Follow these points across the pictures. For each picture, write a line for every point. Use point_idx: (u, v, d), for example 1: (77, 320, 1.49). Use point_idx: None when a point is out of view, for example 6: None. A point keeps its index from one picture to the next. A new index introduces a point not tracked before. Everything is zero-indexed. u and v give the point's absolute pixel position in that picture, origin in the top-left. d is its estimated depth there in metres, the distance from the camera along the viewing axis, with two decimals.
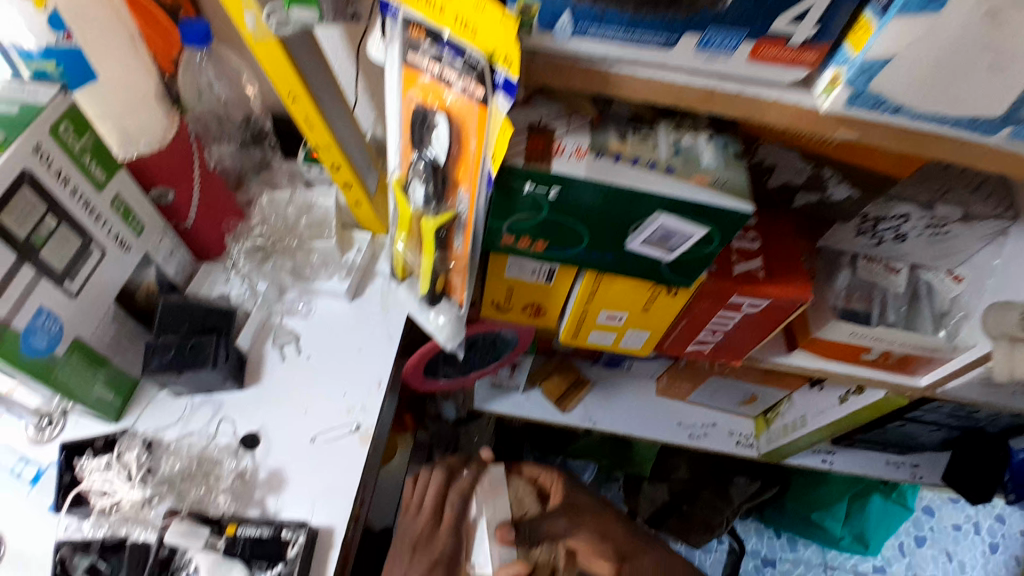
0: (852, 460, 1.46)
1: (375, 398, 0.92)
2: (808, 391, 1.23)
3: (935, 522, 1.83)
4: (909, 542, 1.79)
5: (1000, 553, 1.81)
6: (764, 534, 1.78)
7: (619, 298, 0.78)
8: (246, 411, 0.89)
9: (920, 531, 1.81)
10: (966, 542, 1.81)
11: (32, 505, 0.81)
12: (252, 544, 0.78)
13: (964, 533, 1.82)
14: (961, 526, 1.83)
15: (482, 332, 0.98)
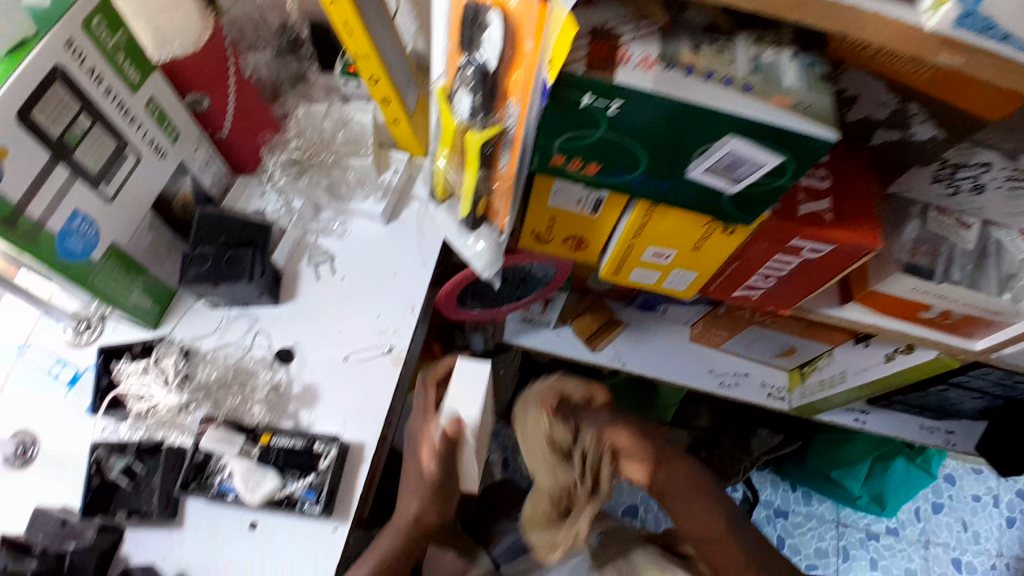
0: (884, 422, 1.41)
1: (408, 322, 0.90)
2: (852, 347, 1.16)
3: (954, 491, 1.79)
4: (925, 507, 1.77)
5: (1018, 527, 1.78)
6: (779, 486, 1.77)
7: (669, 234, 0.73)
8: (281, 326, 0.89)
9: (938, 499, 1.78)
10: (983, 514, 1.78)
11: (69, 407, 0.84)
12: (285, 454, 0.79)
13: (983, 505, 1.79)
14: (980, 497, 1.80)
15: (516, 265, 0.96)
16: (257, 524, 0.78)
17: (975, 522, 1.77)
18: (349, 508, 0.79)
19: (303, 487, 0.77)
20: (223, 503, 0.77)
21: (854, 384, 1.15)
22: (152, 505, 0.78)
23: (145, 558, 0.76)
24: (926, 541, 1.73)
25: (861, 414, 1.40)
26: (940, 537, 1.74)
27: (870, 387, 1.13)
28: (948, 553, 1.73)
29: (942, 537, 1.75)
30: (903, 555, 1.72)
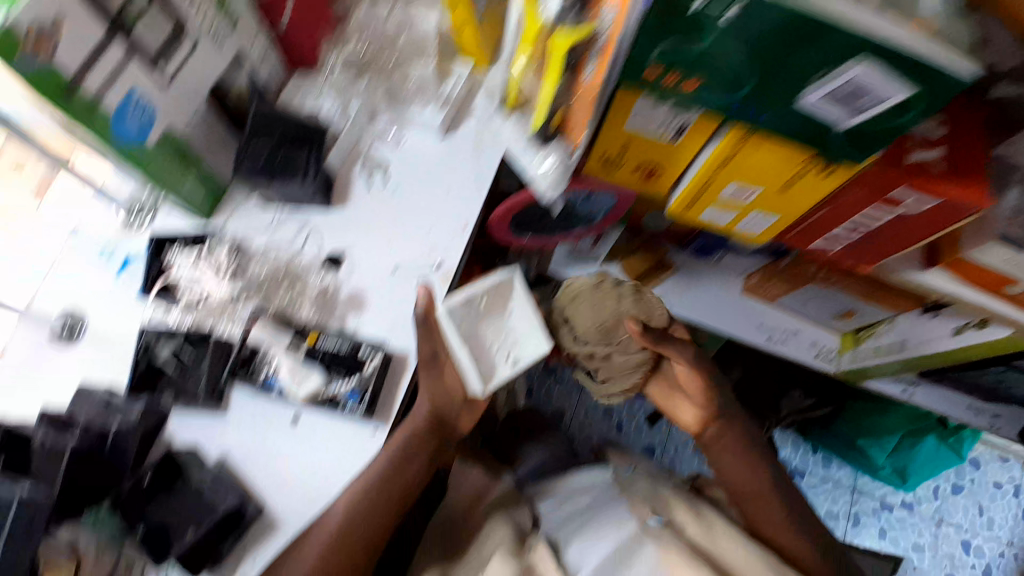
0: (933, 396, 1.32)
1: (460, 240, 0.87)
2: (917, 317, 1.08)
3: (978, 476, 1.73)
4: (944, 487, 1.71)
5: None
6: (799, 448, 1.69)
7: (757, 170, 0.67)
8: (333, 229, 0.87)
9: (960, 481, 1.72)
10: (1003, 500, 1.72)
11: (119, 291, 0.84)
12: (331, 356, 0.79)
13: (1003, 493, 1.73)
14: (1002, 485, 1.73)
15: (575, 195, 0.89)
16: (299, 419, 0.79)
17: (993, 507, 1.72)
18: (389, 413, 0.80)
19: (348, 389, 0.78)
20: (268, 397, 0.79)
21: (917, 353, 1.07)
22: (199, 390, 0.78)
23: (191, 440, 0.78)
24: (938, 519, 1.69)
25: (909, 386, 1.30)
26: (954, 518, 1.70)
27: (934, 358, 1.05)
28: (959, 535, 1.69)
29: (956, 518, 1.70)
30: (914, 531, 1.68)
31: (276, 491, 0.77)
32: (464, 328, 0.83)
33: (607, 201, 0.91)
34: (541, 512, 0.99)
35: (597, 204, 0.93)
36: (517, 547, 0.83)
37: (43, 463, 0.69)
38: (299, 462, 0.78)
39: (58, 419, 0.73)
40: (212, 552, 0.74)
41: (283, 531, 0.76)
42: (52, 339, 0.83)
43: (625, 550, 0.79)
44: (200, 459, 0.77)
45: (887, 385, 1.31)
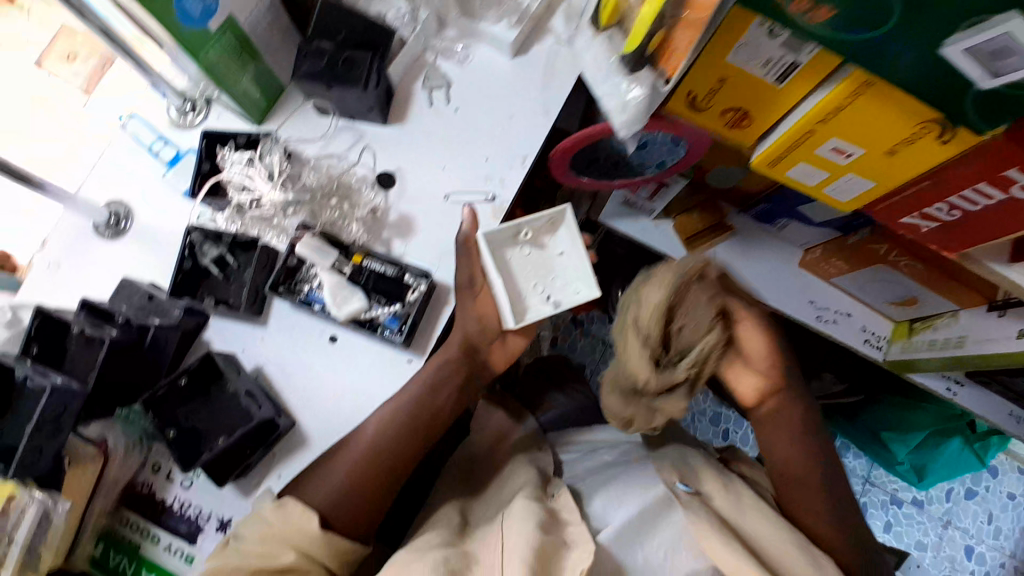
0: (977, 399, 1.14)
1: (517, 173, 0.82)
2: (982, 314, 0.95)
3: (995, 484, 1.49)
4: (959, 489, 1.48)
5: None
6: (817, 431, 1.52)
7: (863, 127, 0.61)
8: (389, 147, 0.82)
9: (976, 485, 1.48)
10: (1004, 514, 1.47)
11: (166, 186, 0.82)
12: (376, 278, 0.78)
13: (1014, 505, 1.48)
14: (1012, 496, 1.48)
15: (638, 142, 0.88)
16: (337, 339, 0.77)
17: (998, 517, 1.48)
18: (427, 344, 0.78)
19: (387, 314, 0.76)
20: (309, 312, 0.77)
21: (975, 354, 0.94)
22: (240, 298, 0.77)
23: (228, 347, 0.78)
24: (947, 522, 1.47)
25: (954, 384, 1.14)
26: (962, 523, 1.47)
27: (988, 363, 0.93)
28: (964, 540, 1.47)
29: (964, 523, 1.47)
30: (919, 529, 1.47)
31: (309, 407, 0.76)
32: (501, 257, 0.78)
33: (668, 147, 0.88)
34: (562, 462, 0.98)
35: (657, 152, 0.90)
36: (541, 493, 0.82)
37: (80, 349, 0.71)
38: (333, 382, 0.77)
39: (99, 308, 0.73)
40: (242, 460, 0.73)
41: (313, 447, 0.76)
42: (98, 231, 0.81)
43: (652, 512, 0.76)
44: (236, 365, 0.76)
45: (930, 379, 1.14)
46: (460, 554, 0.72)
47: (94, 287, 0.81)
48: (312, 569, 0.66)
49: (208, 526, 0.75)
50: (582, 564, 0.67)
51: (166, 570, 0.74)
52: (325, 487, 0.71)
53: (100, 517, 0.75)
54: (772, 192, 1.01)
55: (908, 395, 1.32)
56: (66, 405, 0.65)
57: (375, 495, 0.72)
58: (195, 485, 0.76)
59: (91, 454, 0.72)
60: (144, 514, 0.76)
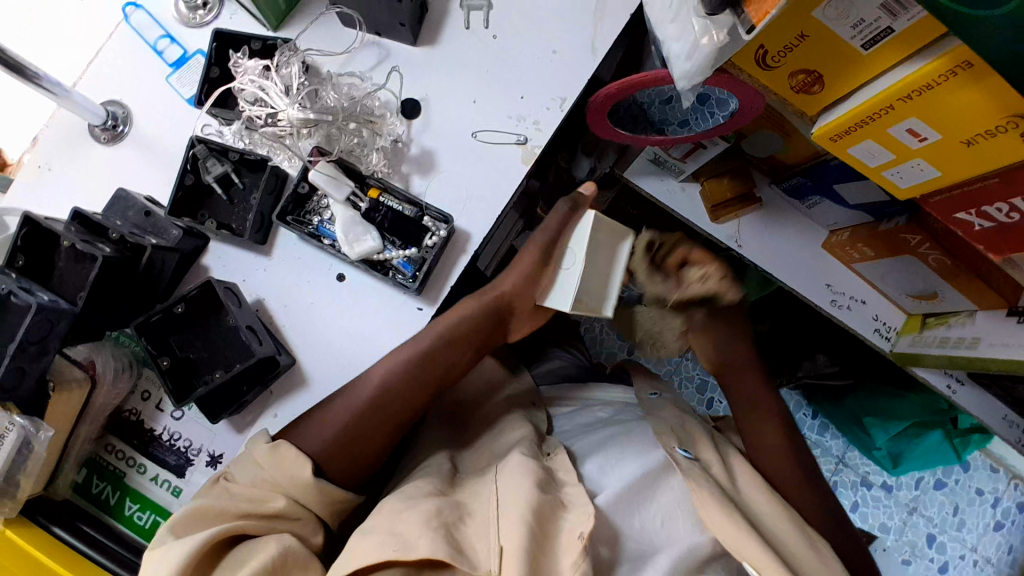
0: (975, 401, 1.07)
1: (554, 116, 0.75)
2: (1000, 318, 0.88)
3: (965, 477, 1.43)
4: (928, 476, 1.42)
5: (1004, 535, 1.42)
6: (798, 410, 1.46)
7: (947, 112, 0.56)
8: (417, 72, 0.75)
9: (946, 477, 1.43)
10: (970, 507, 1.43)
11: (168, 91, 0.74)
12: (393, 217, 0.73)
13: (980, 500, 1.43)
14: (980, 491, 1.43)
15: (713, 95, 0.87)
16: (345, 278, 0.73)
17: (965, 509, 1.43)
18: (439, 294, 0.74)
19: (401, 258, 0.72)
20: (317, 246, 0.72)
21: (981, 357, 0.88)
22: (244, 225, 0.72)
23: (227, 276, 0.73)
24: (912, 509, 1.42)
25: (955, 382, 1.06)
26: (927, 511, 1.42)
27: (995, 367, 0.86)
28: (926, 528, 1.42)
29: (929, 511, 1.42)
30: (884, 513, 1.42)
31: (312, 347, 0.73)
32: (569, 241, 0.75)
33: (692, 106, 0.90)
34: (553, 417, 0.95)
35: (679, 109, 0.92)
36: (537, 450, 0.78)
37: (72, 267, 0.66)
38: (338, 324, 0.73)
39: (91, 221, 0.67)
40: (237, 397, 0.70)
41: (312, 390, 0.73)
42: (94, 133, 0.74)
43: (652, 476, 0.75)
44: (236, 296, 0.71)
45: (930, 374, 1.07)
46: (452, 505, 0.69)
47: (85, 195, 0.74)
48: (303, 516, 0.65)
49: (198, 460, 0.73)
50: (581, 526, 0.66)
51: (152, 502, 0.73)
52: (323, 433, 0.68)
53: (86, 442, 0.72)
54: (812, 163, 0.93)
55: (893, 382, 1.31)
56: (53, 325, 0.62)
57: (371, 451, 0.70)
58: (187, 417, 0.73)
59: (78, 379, 0.68)
60: (133, 444, 0.73)
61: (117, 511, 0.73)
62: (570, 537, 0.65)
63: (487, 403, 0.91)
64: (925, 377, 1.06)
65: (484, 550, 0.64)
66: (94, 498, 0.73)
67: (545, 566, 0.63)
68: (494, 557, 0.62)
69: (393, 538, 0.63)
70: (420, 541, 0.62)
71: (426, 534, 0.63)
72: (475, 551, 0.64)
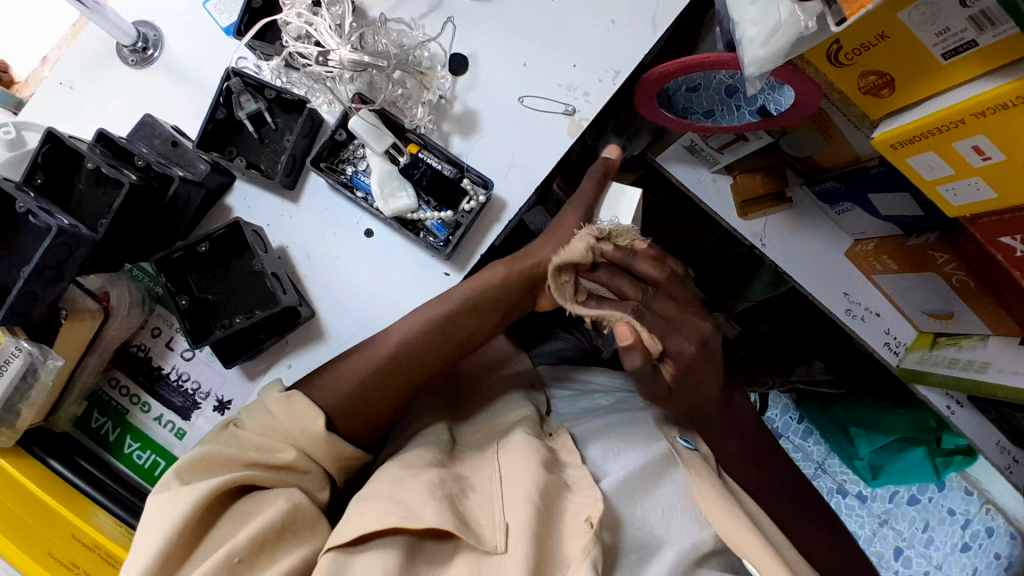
0: (974, 424, 1.07)
1: (605, 89, 0.71)
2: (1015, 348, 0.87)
3: (940, 496, 1.42)
4: (903, 491, 1.42)
5: (969, 556, 1.41)
6: (787, 413, 1.47)
7: (1020, 133, 0.54)
8: (471, 28, 0.71)
9: (920, 494, 1.43)
10: (941, 526, 1.42)
11: (205, 17, 0.71)
12: (431, 175, 0.70)
13: (951, 520, 1.42)
14: (952, 512, 1.42)
15: (751, 100, 0.84)
16: (373, 235, 0.70)
17: (934, 526, 1.42)
18: (468, 262, 0.71)
19: (435, 220, 0.69)
20: (349, 198, 0.69)
21: (991, 382, 0.88)
22: (274, 167, 0.69)
23: (252, 218, 0.71)
24: (884, 520, 1.42)
25: (954, 403, 1.06)
26: (898, 525, 1.42)
27: (1007, 394, 0.87)
28: (895, 541, 1.42)
29: (901, 524, 1.42)
30: (856, 521, 1.43)
31: (335, 302, 0.71)
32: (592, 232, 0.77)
33: (721, 96, 0.88)
34: (550, 399, 0.91)
35: (707, 98, 0.89)
36: (539, 430, 0.77)
37: (91, 191, 0.65)
38: (361, 280, 0.71)
39: (116, 145, 0.65)
40: (254, 344, 0.69)
41: (331, 342, 0.71)
42: (122, 54, 0.71)
43: (654, 468, 0.74)
44: (263, 241, 0.69)
45: (931, 394, 1.07)
46: (454, 476, 0.68)
47: (108, 119, 0.71)
48: (311, 470, 0.65)
49: (205, 404, 0.72)
50: (588, 510, 0.65)
51: (154, 442, 0.72)
52: (341, 389, 0.67)
53: (91, 375, 0.71)
54: (851, 168, 0.89)
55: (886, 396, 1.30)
56: (71, 251, 0.60)
57: (383, 410, 0.69)
58: (197, 358, 0.72)
59: (91, 310, 0.67)
60: (137, 381, 0.73)
61: (115, 449, 0.73)
62: (576, 519, 0.64)
63: (485, 378, 0.87)
64: (926, 395, 1.06)
65: (489, 525, 0.63)
66: (93, 433, 0.73)
67: (550, 547, 0.61)
68: (500, 533, 0.62)
69: (395, 504, 0.62)
70: (425, 511, 0.61)
71: (430, 503, 0.62)
72: (480, 524, 0.63)
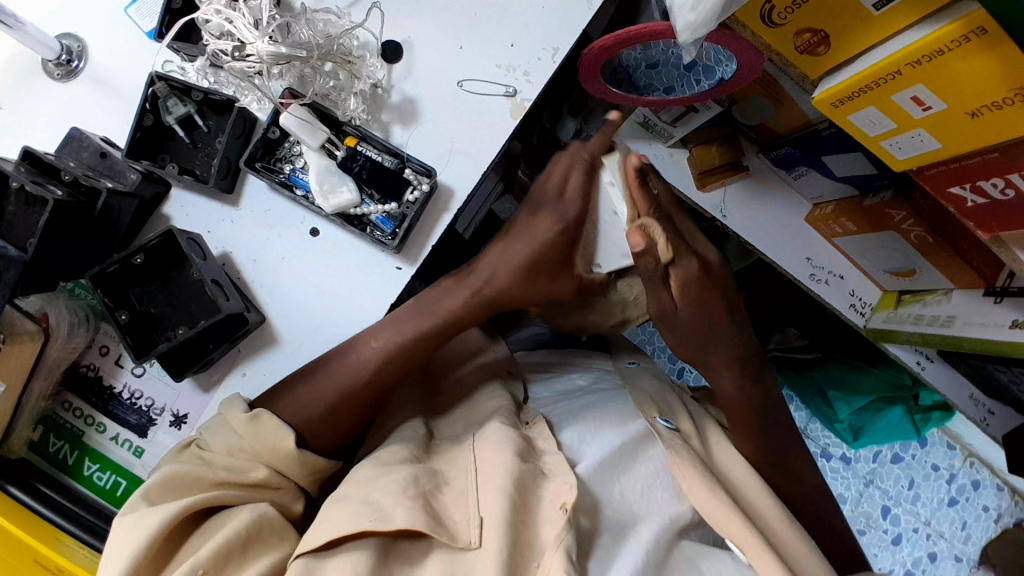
0: (943, 377, 1.07)
1: (545, 68, 0.70)
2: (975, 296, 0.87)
3: (922, 452, 1.44)
4: (887, 450, 1.44)
5: (957, 510, 1.42)
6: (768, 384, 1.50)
7: (956, 79, 0.54)
8: (402, 13, 0.69)
9: (904, 452, 1.44)
10: (926, 482, 1.43)
11: (124, 21, 0.69)
12: (371, 167, 0.68)
13: (935, 475, 1.43)
14: (936, 467, 1.44)
15: (710, 66, 0.82)
16: (319, 233, 0.69)
17: (920, 483, 1.44)
18: (420, 253, 0.70)
19: (380, 213, 0.68)
20: (289, 198, 0.68)
21: (956, 335, 0.87)
22: (209, 171, 0.67)
23: (191, 227, 0.69)
24: (869, 480, 1.44)
25: (924, 358, 1.06)
26: (884, 484, 1.44)
27: (968, 346, 0.86)
28: (881, 500, 1.44)
29: (886, 483, 1.44)
30: (842, 482, 1.46)
31: (284, 305, 0.69)
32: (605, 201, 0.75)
33: (679, 71, 0.87)
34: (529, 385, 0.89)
35: (665, 74, 0.88)
36: (515, 419, 0.75)
37: (21, 211, 0.62)
38: (309, 280, 0.69)
39: (41, 161, 0.63)
40: (203, 354, 0.67)
41: (285, 347, 0.70)
42: (46, 68, 0.68)
43: (632, 446, 0.73)
44: (201, 248, 0.67)
45: (901, 350, 1.06)
46: (429, 473, 0.66)
47: (37, 134, 0.69)
48: (283, 485, 0.64)
49: (161, 419, 0.70)
50: (563, 497, 0.63)
51: (112, 461, 0.70)
52: (302, 399, 0.65)
53: (41, 400, 0.69)
54: (803, 133, 0.89)
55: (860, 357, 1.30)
56: None
57: (345, 412, 0.66)
58: (149, 374, 0.70)
59: (29, 332, 0.65)
60: (90, 402, 0.70)
61: (75, 471, 0.70)
62: (552, 507, 0.63)
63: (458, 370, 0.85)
64: (896, 353, 1.05)
65: (464, 520, 0.62)
66: (50, 457, 0.71)
67: (525, 537, 0.61)
68: (474, 528, 0.60)
69: (368, 507, 0.60)
70: (398, 512, 0.60)
71: (402, 503, 0.61)
72: (454, 521, 0.62)
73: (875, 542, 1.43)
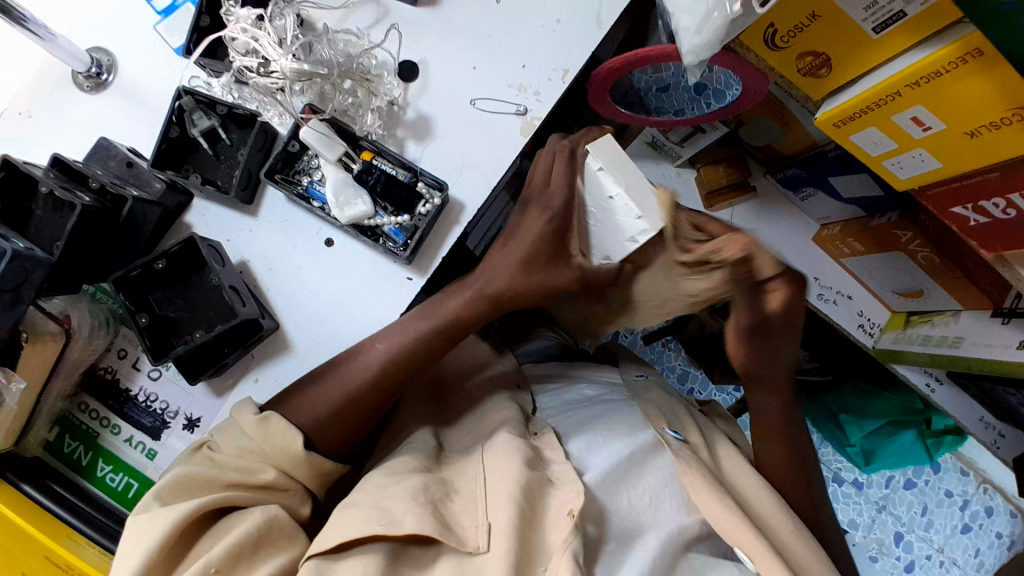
0: (953, 400, 1.07)
1: (555, 87, 0.72)
2: (981, 318, 0.87)
3: (936, 478, 1.42)
4: (899, 475, 1.42)
5: (971, 537, 1.41)
6: None
7: (954, 100, 0.55)
8: (418, 34, 0.72)
9: (916, 477, 1.42)
10: (940, 508, 1.41)
11: (154, 38, 0.72)
12: (385, 180, 0.70)
13: (948, 502, 1.41)
14: (949, 494, 1.42)
15: (718, 91, 0.86)
16: (333, 244, 0.71)
17: (934, 509, 1.41)
18: (430, 264, 0.72)
19: (393, 225, 0.70)
20: (306, 209, 0.70)
21: (965, 357, 0.88)
22: (230, 182, 0.70)
23: (212, 235, 0.71)
24: (881, 506, 1.42)
25: (934, 381, 1.06)
26: (896, 510, 1.42)
27: (978, 367, 0.87)
28: (894, 526, 1.41)
29: (898, 510, 1.42)
30: (854, 508, 1.42)
31: (299, 312, 0.71)
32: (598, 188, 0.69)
33: (689, 95, 0.91)
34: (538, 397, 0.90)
35: (676, 97, 0.92)
36: (524, 429, 0.75)
37: (49, 216, 0.65)
38: (323, 289, 0.71)
39: (71, 168, 0.66)
40: (218, 359, 0.69)
41: (297, 353, 0.71)
42: (78, 80, 0.72)
43: (642, 456, 0.74)
44: (220, 255, 0.69)
45: (911, 372, 1.06)
46: (439, 481, 0.67)
47: (67, 144, 0.72)
48: (291, 487, 0.65)
49: (175, 423, 0.72)
50: (571, 503, 0.64)
51: (125, 463, 0.72)
52: (314, 404, 0.67)
53: (58, 400, 0.71)
54: (809, 154, 0.91)
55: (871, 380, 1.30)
56: (27, 274, 0.60)
57: (356, 417, 0.68)
58: (164, 378, 0.72)
59: (52, 332, 0.66)
60: (106, 404, 0.72)
61: (88, 472, 0.72)
62: (559, 514, 0.64)
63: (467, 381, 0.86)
64: (906, 374, 1.06)
65: (472, 526, 0.62)
66: (65, 457, 0.73)
67: (533, 543, 0.61)
68: (483, 534, 0.61)
69: (379, 511, 0.61)
70: (409, 517, 0.61)
71: (412, 509, 0.61)
72: (463, 527, 0.62)
73: (887, 570, 1.40)
